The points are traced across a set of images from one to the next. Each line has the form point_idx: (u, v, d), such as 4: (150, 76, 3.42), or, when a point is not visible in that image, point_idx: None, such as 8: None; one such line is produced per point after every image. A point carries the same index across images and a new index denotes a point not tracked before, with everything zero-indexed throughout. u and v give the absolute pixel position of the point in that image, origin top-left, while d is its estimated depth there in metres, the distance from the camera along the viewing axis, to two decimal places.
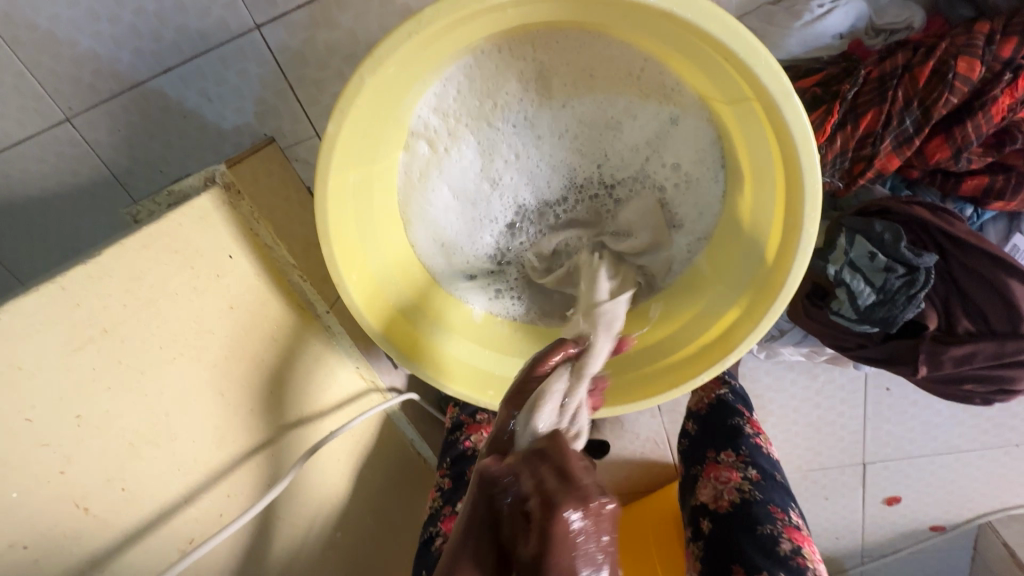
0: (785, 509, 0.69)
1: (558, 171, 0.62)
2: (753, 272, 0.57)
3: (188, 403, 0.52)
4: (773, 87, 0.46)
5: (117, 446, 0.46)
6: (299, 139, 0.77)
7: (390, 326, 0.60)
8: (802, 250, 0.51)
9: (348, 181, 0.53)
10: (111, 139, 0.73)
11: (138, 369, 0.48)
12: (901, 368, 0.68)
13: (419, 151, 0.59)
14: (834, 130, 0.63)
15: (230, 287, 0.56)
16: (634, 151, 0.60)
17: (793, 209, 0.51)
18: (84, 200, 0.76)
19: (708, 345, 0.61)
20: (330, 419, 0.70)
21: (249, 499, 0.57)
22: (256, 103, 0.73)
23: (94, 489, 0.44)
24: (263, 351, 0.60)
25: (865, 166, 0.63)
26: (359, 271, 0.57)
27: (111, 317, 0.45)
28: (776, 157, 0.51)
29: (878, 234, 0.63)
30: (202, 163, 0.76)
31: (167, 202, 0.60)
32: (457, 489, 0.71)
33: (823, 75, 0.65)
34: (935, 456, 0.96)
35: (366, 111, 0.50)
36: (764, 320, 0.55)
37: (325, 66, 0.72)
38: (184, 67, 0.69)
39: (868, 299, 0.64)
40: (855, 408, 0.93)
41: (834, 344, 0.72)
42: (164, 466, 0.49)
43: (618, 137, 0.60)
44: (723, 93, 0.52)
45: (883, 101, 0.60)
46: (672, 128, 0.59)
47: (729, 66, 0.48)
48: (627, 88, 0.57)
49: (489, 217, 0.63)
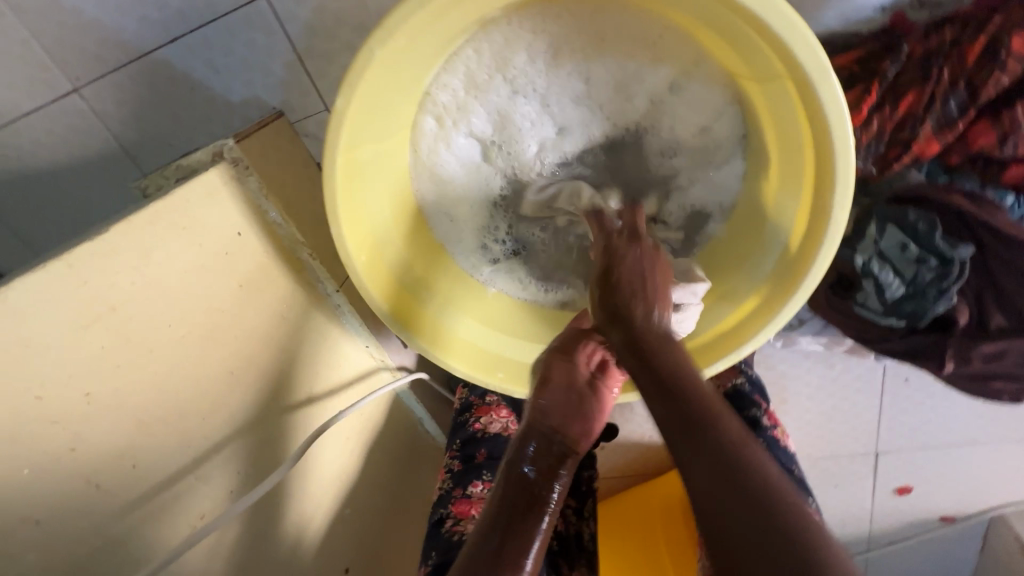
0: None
1: (562, 138, 0.59)
2: (774, 259, 0.55)
3: (199, 381, 0.52)
4: (809, 64, 0.43)
5: (126, 424, 0.46)
6: (308, 113, 0.75)
7: (399, 305, 0.59)
8: (830, 238, 0.49)
9: (358, 158, 0.52)
10: (119, 110, 0.72)
11: (146, 346, 0.47)
12: (926, 363, 0.66)
13: (427, 126, 0.57)
14: (870, 112, 0.59)
15: (238, 263, 0.57)
16: (639, 116, 0.58)
17: (821, 192, 0.48)
18: (94, 173, 0.76)
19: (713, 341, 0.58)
20: (337, 399, 0.71)
21: (259, 475, 0.58)
22: (263, 75, 0.71)
23: (105, 466, 0.44)
24: (271, 327, 0.61)
25: (902, 150, 0.60)
26: (368, 251, 0.56)
27: (118, 296, 0.45)
28: (806, 137, 0.48)
29: (911, 223, 0.61)
30: (210, 136, 0.75)
31: (175, 177, 0.61)
32: (468, 471, 0.71)
33: (861, 52, 0.61)
34: (949, 448, 0.95)
35: (376, 85, 0.48)
36: (784, 311, 0.53)
37: (334, 37, 0.69)
38: (191, 37, 0.67)
39: (897, 291, 0.62)
40: (871, 398, 0.92)
41: (856, 335, 0.69)
42: (176, 443, 0.50)
43: (625, 100, 0.57)
44: (754, 68, 0.49)
45: (926, 80, 0.57)
46: (675, 96, 0.56)
47: (761, 40, 0.45)
48: (639, 51, 0.53)
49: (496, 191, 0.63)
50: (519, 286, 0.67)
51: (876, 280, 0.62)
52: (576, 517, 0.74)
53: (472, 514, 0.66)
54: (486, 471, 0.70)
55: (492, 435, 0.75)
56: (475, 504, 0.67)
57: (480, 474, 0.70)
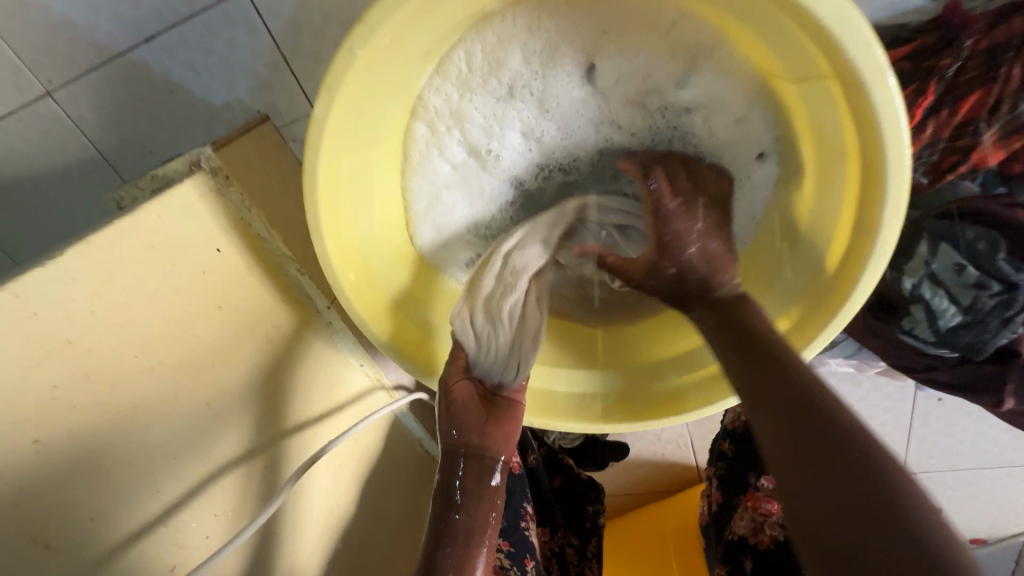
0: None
1: (569, 146, 0.56)
2: (807, 282, 0.49)
3: (170, 416, 0.47)
4: (864, 63, 0.37)
5: (87, 469, 0.41)
6: (296, 117, 0.70)
7: (390, 324, 0.54)
8: (878, 260, 0.43)
9: (343, 170, 0.47)
10: (96, 115, 0.67)
11: (108, 383, 0.43)
12: (978, 395, 0.62)
13: (418, 133, 0.53)
14: (925, 115, 0.56)
15: (217, 284, 0.52)
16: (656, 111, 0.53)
17: (867, 210, 0.42)
18: (72, 182, 0.71)
19: None
20: (328, 426, 0.67)
21: (238, 519, 0.53)
22: (247, 77, 0.66)
23: (57, 521, 0.39)
24: (253, 351, 0.56)
25: (959, 159, 0.57)
26: (357, 270, 0.51)
27: (74, 328, 0.41)
28: (849, 144, 0.42)
29: (970, 241, 0.55)
30: (194, 143, 0.70)
31: (150, 188, 0.56)
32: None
33: (915, 46, 0.56)
34: (984, 470, 0.89)
35: (362, 89, 0.42)
36: (817, 339, 0.47)
37: (321, 34, 0.64)
38: (168, 35, 0.62)
39: (952, 319, 0.57)
40: (901, 418, 0.85)
41: (899, 366, 0.65)
42: (142, 488, 0.45)
43: (626, 95, 0.52)
44: (788, 66, 0.43)
45: (989, 82, 0.53)
46: (684, 87, 0.51)
47: (803, 34, 0.39)
48: (650, 44, 0.49)
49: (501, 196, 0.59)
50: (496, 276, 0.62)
51: (928, 306, 0.57)
52: (579, 559, 0.71)
53: None
54: None
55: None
56: None
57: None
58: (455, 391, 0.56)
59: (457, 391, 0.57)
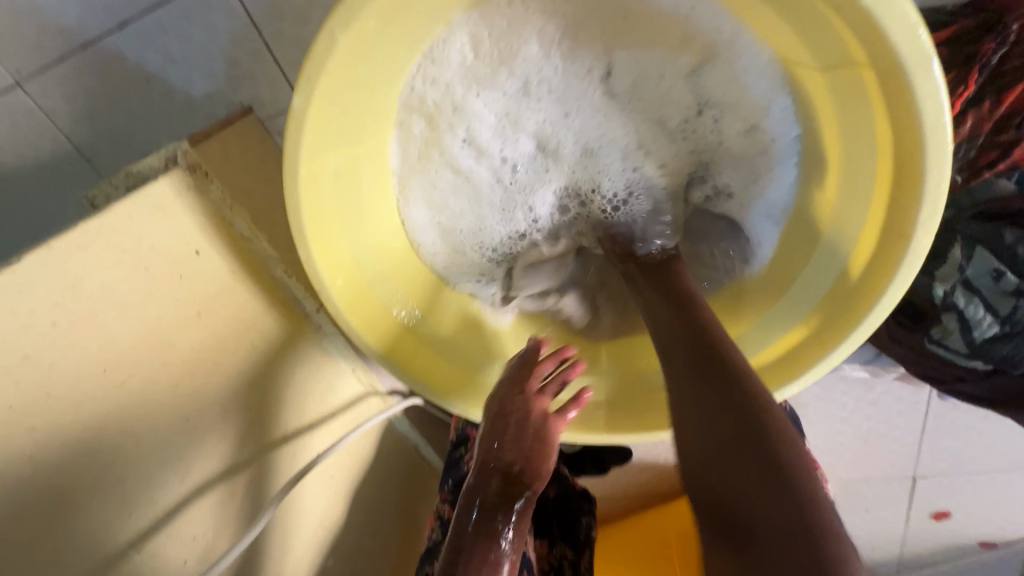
0: None
1: (583, 158, 0.55)
2: (828, 287, 0.46)
3: (143, 433, 0.44)
4: (907, 49, 0.33)
5: (50, 494, 0.38)
6: (281, 109, 0.66)
7: (381, 331, 0.50)
8: (908, 264, 0.39)
9: (328, 166, 0.43)
10: (68, 107, 0.63)
11: (73, 401, 0.40)
12: (1006, 408, 0.60)
13: (415, 128, 0.49)
14: (966, 105, 0.52)
15: (196, 290, 0.49)
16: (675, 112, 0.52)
17: (900, 210, 0.39)
18: (46, 178, 0.67)
19: None
20: (320, 436, 0.64)
21: (221, 541, 0.50)
22: (228, 66, 0.62)
23: (17, 554, 0.36)
24: (235, 359, 0.53)
25: (998, 155, 0.53)
26: (345, 275, 0.48)
27: (33, 343, 0.38)
28: (881, 138, 0.39)
29: (1008, 247, 0.53)
30: (173, 137, 0.66)
31: (124, 186, 0.52)
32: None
33: (957, 29, 0.52)
34: (996, 474, 0.87)
35: (348, 79, 0.39)
36: (840, 348, 0.44)
37: (307, 20, 0.60)
38: (142, 21, 0.58)
39: (987, 329, 0.54)
40: (913, 421, 0.83)
41: (923, 375, 0.62)
42: (112, 511, 0.42)
43: (642, 99, 0.51)
44: (816, 53, 0.40)
45: None
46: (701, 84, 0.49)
47: (835, 17, 0.36)
48: (667, 35, 0.46)
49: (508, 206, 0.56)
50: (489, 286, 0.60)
51: (962, 315, 0.55)
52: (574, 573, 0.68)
53: None
54: None
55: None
56: None
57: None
58: (527, 401, 0.52)
59: (528, 401, 0.52)
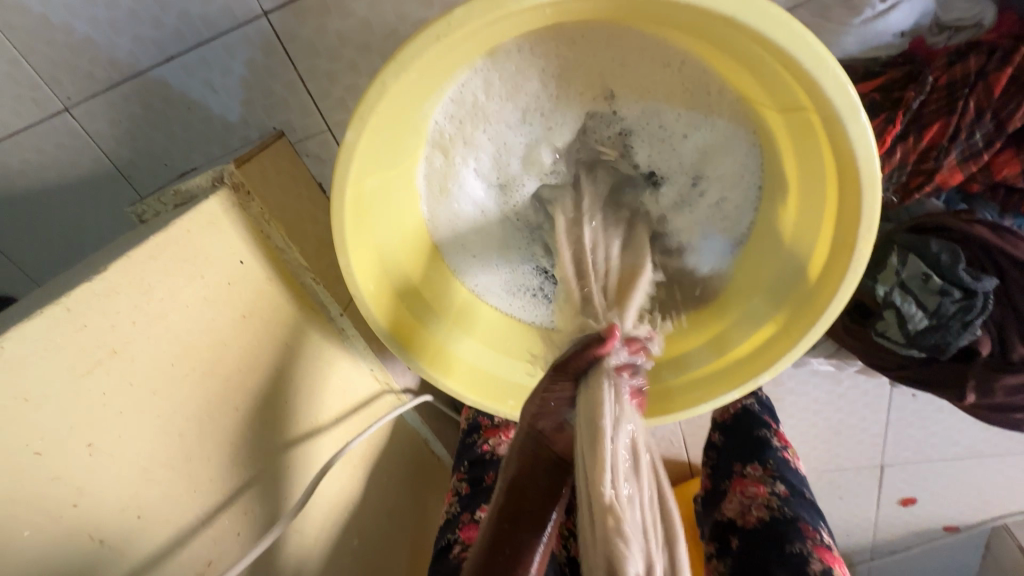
0: (829, 529, 0.64)
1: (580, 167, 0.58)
2: (791, 289, 0.54)
3: (202, 420, 0.50)
4: (839, 101, 0.42)
5: (131, 472, 0.44)
6: (309, 133, 0.73)
7: (404, 330, 0.58)
8: (855, 270, 0.48)
9: (366, 190, 0.50)
10: (112, 130, 0.69)
11: (150, 389, 0.46)
12: (949, 393, 0.68)
13: (434, 156, 0.55)
14: (894, 142, 0.61)
15: (240, 295, 0.56)
16: (676, 145, 0.55)
17: (846, 227, 0.48)
18: (87, 194, 0.73)
19: (725, 371, 0.59)
20: (343, 428, 0.70)
21: (264, 519, 0.56)
22: (263, 95, 0.69)
23: (107, 520, 0.42)
24: (272, 357, 0.60)
25: (924, 180, 0.62)
26: (378, 282, 0.55)
27: (119, 338, 0.44)
28: (829, 168, 0.47)
29: (934, 254, 0.62)
30: (207, 157, 0.73)
31: (173, 203, 0.59)
32: (476, 495, 0.70)
33: (885, 79, 0.61)
34: (956, 462, 0.95)
35: (386, 120, 0.46)
36: (803, 341, 0.53)
37: (336, 56, 0.67)
38: (187, 56, 0.65)
39: (921, 322, 0.63)
40: (879, 413, 0.91)
41: (873, 364, 0.72)
42: (179, 488, 0.47)
43: (644, 133, 0.55)
44: (775, 99, 0.48)
45: (951, 112, 0.58)
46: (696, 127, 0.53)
47: (787, 75, 0.44)
48: (660, 79, 0.51)
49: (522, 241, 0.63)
50: (498, 293, 0.65)
51: (899, 311, 0.64)
52: None
53: None
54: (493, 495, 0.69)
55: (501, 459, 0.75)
56: None
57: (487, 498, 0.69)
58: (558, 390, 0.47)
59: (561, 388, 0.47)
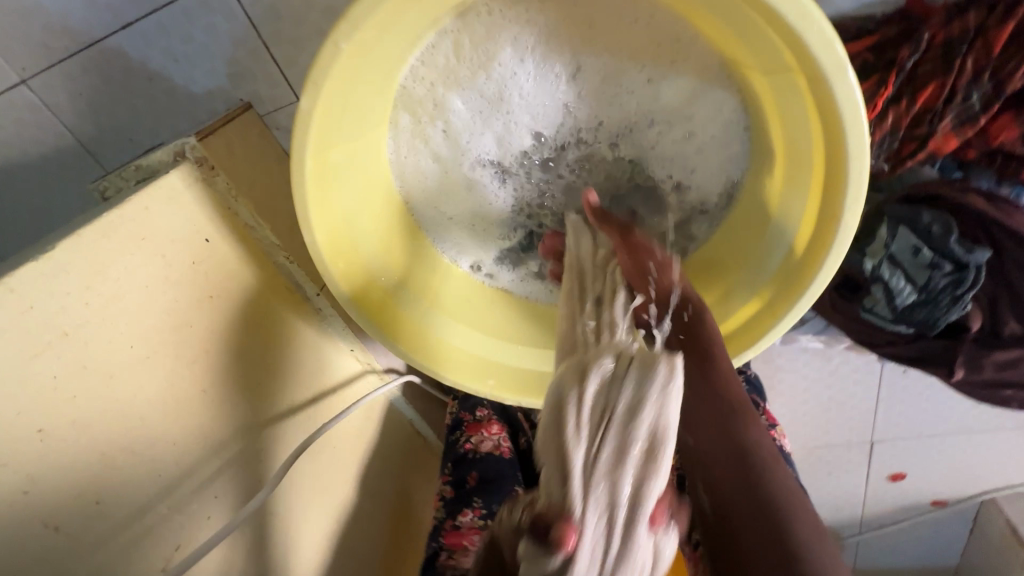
0: None
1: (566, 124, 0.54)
2: (777, 263, 0.52)
3: (166, 403, 0.49)
4: (825, 59, 0.39)
5: (90, 456, 0.43)
6: (279, 105, 0.70)
7: (376, 308, 0.56)
8: (840, 242, 0.46)
9: (329, 161, 0.49)
10: (72, 103, 0.66)
11: (107, 371, 0.44)
12: (937, 369, 0.67)
13: (405, 126, 0.54)
14: (886, 105, 0.58)
15: (207, 272, 0.54)
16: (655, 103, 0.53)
17: (830, 196, 0.45)
18: (52, 171, 0.70)
19: None
20: (322, 408, 0.69)
21: (239, 501, 0.55)
22: (228, 65, 0.66)
23: (67, 506, 0.41)
24: (243, 336, 0.58)
25: (917, 147, 0.59)
26: (347, 257, 0.53)
27: (70, 318, 0.42)
28: (815, 131, 0.45)
29: (925, 224, 0.60)
30: (175, 132, 0.70)
31: (135, 177, 0.55)
32: (459, 499, 0.69)
33: (878, 38, 0.59)
34: (945, 436, 0.95)
35: (347, 81, 0.44)
36: (787, 317, 0.51)
37: (302, 22, 0.64)
38: (145, 22, 0.62)
39: (908, 296, 0.62)
40: (868, 388, 0.90)
41: (862, 340, 0.71)
42: (144, 472, 0.46)
43: (623, 88, 0.53)
44: (757, 60, 0.45)
45: (946, 72, 0.55)
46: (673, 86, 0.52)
47: (770, 31, 0.41)
48: (629, 39, 0.50)
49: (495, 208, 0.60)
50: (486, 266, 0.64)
51: (886, 285, 0.62)
52: None
53: (465, 545, 0.63)
54: (475, 498, 0.68)
55: (482, 456, 0.73)
56: (466, 535, 0.64)
57: (469, 501, 0.68)
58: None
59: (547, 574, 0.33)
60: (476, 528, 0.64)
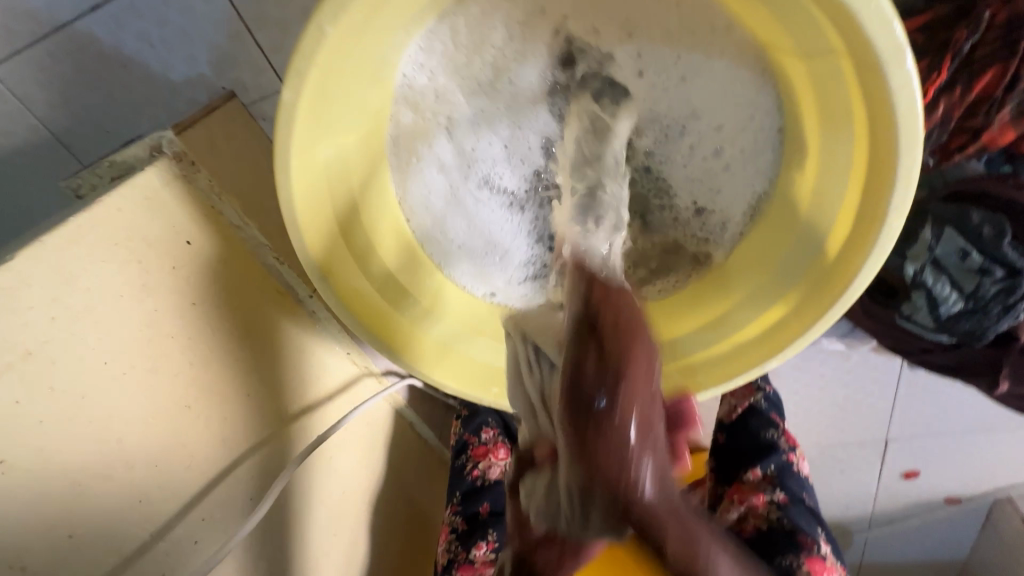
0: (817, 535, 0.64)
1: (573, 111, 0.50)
2: (806, 264, 0.48)
3: (146, 422, 0.45)
4: (880, 42, 0.35)
5: (61, 485, 0.39)
6: (264, 93, 0.65)
7: (371, 314, 0.52)
8: (882, 243, 0.42)
9: (317, 158, 0.45)
10: (43, 93, 0.61)
11: (76, 393, 0.40)
12: (975, 377, 0.65)
13: (405, 119, 0.50)
14: (938, 93, 0.54)
15: (190, 279, 0.50)
16: (677, 90, 0.49)
17: (876, 193, 0.41)
18: (26, 166, 0.66)
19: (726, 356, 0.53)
20: (318, 417, 0.65)
21: (227, 521, 0.52)
22: (207, 50, 0.61)
23: (32, 539, 0.38)
24: (230, 346, 0.54)
25: (968, 139, 0.56)
26: (339, 260, 0.50)
27: (33, 337, 0.38)
28: (858, 123, 0.41)
29: (975, 226, 0.57)
30: (156, 123, 0.65)
31: (108, 175, 0.51)
32: (472, 531, 0.70)
33: (930, 17, 0.54)
34: (963, 434, 0.92)
35: (335, 68, 0.40)
36: (820, 322, 0.48)
37: (286, 2, 0.59)
38: (115, 3, 0.56)
39: (953, 304, 0.59)
40: (885, 386, 0.87)
41: (894, 346, 0.69)
42: (122, 498, 0.43)
43: (641, 73, 0.48)
44: (796, 43, 0.41)
45: (1008, 57, 0.51)
46: (694, 73, 0.47)
47: (812, 12, 0.37)
48: (660, 18, 0.45)
49: (502, 226, 0.56)
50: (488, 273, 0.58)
51: (930, 292, 0.59)
52: None
53: None
54: (489, 530, 0.69)
55: (492, 482, 0.74)
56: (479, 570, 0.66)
57: (483, 534, 0.69)
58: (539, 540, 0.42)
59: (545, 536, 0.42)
60: (489, 563, 0.67)
